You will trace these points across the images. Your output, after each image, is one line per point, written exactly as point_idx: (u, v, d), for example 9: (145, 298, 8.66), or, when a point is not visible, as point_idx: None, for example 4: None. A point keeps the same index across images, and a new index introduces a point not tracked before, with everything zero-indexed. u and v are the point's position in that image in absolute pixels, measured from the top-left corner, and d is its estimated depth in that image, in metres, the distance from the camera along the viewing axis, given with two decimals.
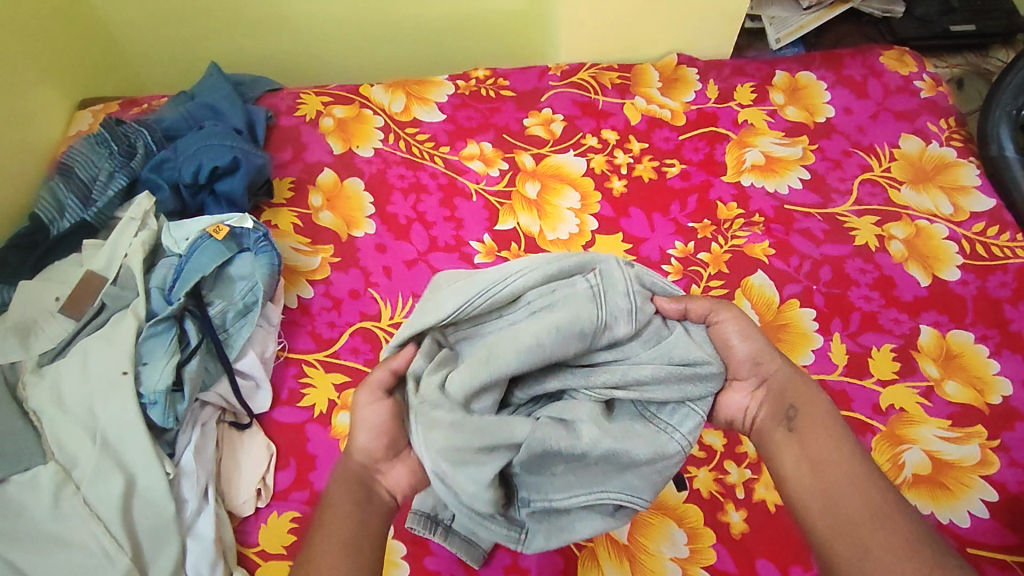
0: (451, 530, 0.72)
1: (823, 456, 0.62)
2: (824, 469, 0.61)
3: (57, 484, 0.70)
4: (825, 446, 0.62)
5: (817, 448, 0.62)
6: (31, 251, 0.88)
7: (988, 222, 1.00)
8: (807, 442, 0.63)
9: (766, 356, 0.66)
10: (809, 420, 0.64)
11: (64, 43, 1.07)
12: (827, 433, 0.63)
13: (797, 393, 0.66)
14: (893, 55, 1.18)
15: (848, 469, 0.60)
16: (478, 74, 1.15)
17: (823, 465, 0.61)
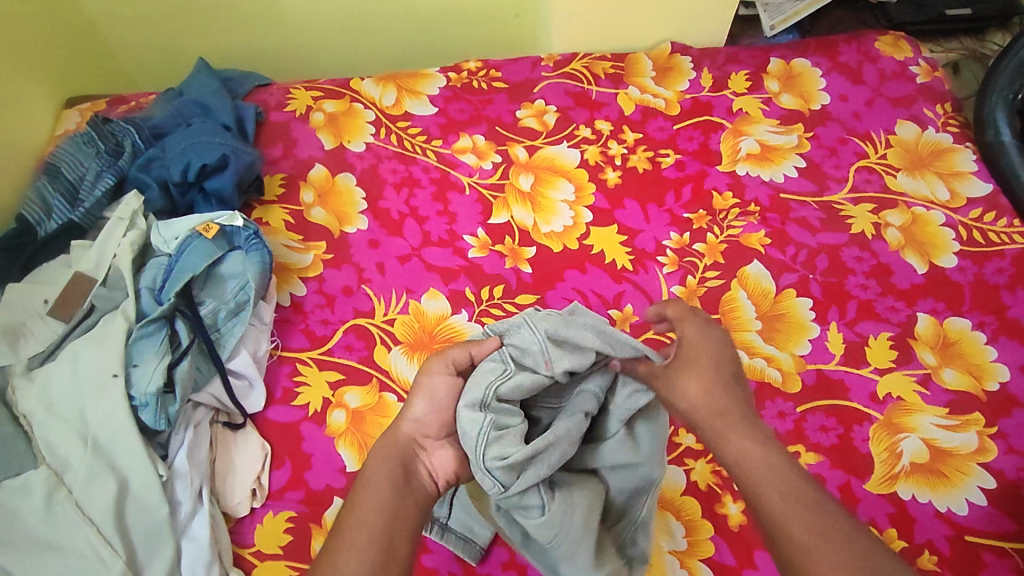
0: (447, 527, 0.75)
1: (747, 460, 0.61)
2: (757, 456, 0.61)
3: (49, 489, 0.70)
4: (752, 446, 0.62)
5: (743, 450, 0.62)
6: (19, 253, 0.87)
7: (985, 208, 0.99)
8: (727, 445, 0.63)
9: (703, 391, 0.66)
10: (728, 416, 0.65)
11: (50, 40, 1.06)
12: (746, 423, 0.64)
13: (709, 392, 0.66)
14: (888, 40, 1.17)
15: (773, 467, 0.60)
16: (470, 66, 1.14)
17: (750, 468, 0.61)
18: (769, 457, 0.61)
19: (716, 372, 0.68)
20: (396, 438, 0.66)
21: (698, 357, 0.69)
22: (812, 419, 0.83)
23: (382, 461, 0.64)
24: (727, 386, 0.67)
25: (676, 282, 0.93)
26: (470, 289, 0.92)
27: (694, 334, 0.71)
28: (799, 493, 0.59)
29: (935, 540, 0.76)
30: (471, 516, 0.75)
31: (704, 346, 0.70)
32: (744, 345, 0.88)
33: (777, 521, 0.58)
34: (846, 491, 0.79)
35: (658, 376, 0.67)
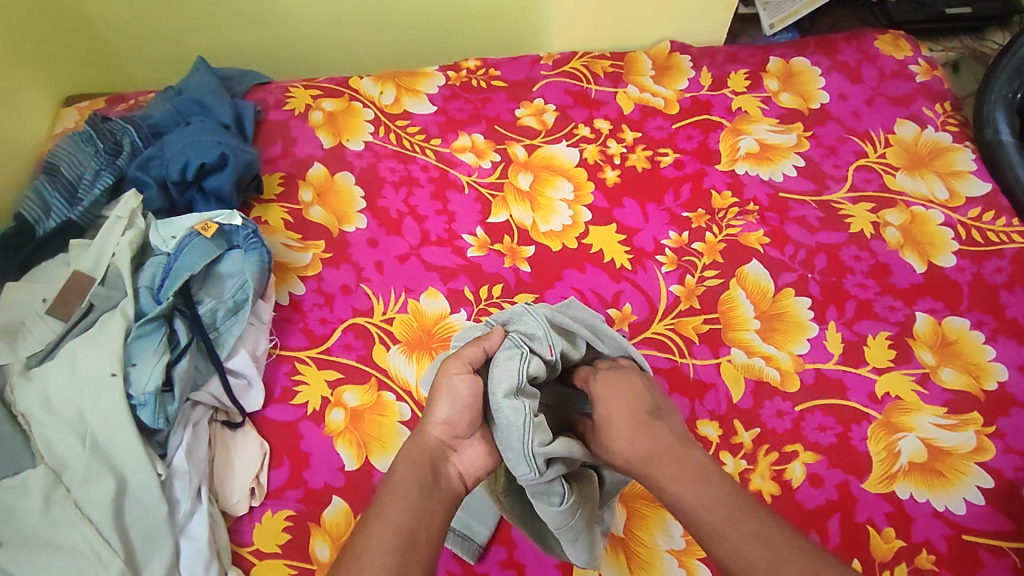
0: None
1: (688, 502, 0.62)
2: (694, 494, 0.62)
3: (47, 488, 0.70)
4: (689, 486, 0.63)
5: (680, 494, 0.63)
6: (17, 252, 0.87)
7: (983, 208, 0.99)
8: (667, 493, 0.63)
9: (630, 445, 0.67)
10: (656, 465, 0.65)
11: (49, 38, 1.06)
12: (678, 460, 0.65)
13: (630, 444, 0.67)
14: (888, 39, 1.17)
15: (712, 505, 0.61)
16: (469, 65, 1.14)
17: (695, 511, 0.61)
18: (704, 492, 0.62)
19: (626, 422, 0.68)
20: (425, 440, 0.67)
21: (617, 408, 0.69)
22: (810, 418, 0.83)
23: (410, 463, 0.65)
24: (642, 429, 0.68)
25: (675, 281, 0.93)
26: (469, 288, 0.92)
27: (603, 389, 0.71)
28: (744, 521, 0.59)
29: (932, 539, 0.76)
30: (470, 513, 0.76)
31: (612, 397, 0.70)
32: (742, 344, 0.88)
33: (733, 560, 0.58)
34: (844, 490, 0.79)
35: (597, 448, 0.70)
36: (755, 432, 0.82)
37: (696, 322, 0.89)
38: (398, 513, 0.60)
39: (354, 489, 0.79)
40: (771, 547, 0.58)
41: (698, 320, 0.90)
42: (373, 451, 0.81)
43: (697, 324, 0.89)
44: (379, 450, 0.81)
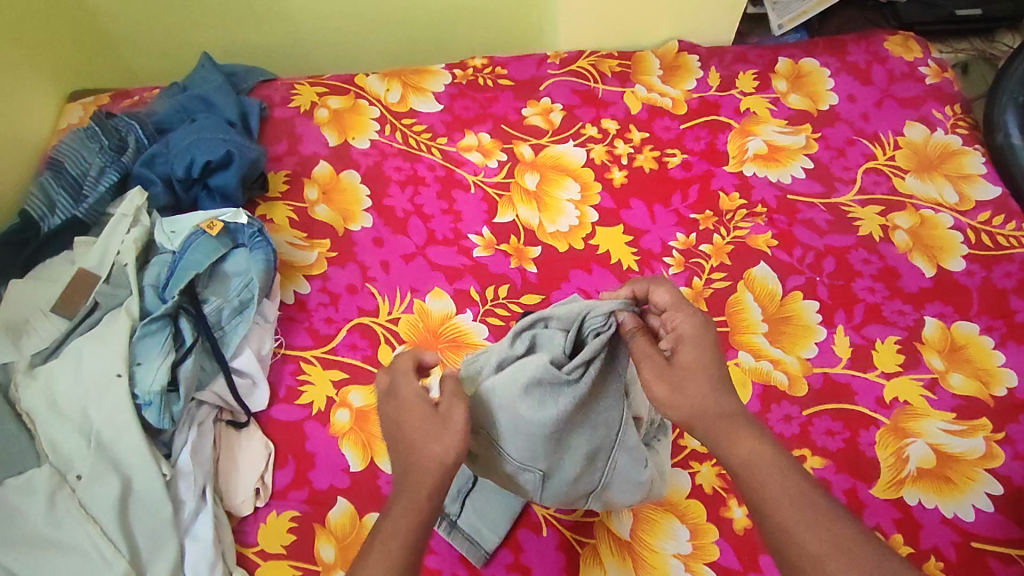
0: (455, 526, 0.75)
1: (759, 461, 0.57)
2: (756, 461, 0.57)
3: (52, 487, 0.69)
4: (765, 448, 0.58)
5: (752, 451, 0.58)
6: (23, 248, 0.86)
7: (993, 212, 0.98)
8: (736, 446, 0.58)
9: (696, 394, 0.61)
10: (726, 419, 0.60)
11: (54, 33, 1.05)
12: (751, 427, 0.59)
13: (704, 393, 0.61)
14: (898, 40, 1.16)
15: (784, 472, 0.57)
16: (475, 63, 1.13)
17: (764, 472, 0.57)
18: (777, 458, 0.58)
19: (710, 370, 0.62)
20: (427, 462, 0.58)
21: (705, 351, 0.63)
22: (818, 423, 0.83)
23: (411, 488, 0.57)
24: (722, 382, 0.62)
25: (682, 283, 0.92)
26: (475, 289, 0.92)
27: (693, 328, 0.64)
28: (812, 495, 0.55)
29: (940, 546, 0.75)
30: (480, 518, 0.75)
31: (701, 339, 0.63)
32: (750, 347, 0.87)
33: (791, 528, 0.54)
34: (852, 495, 0.78)
35: (659, 378, 0.62)
36: None
37: None
38: (400, 552, 0.55)
39: (359, 490, 0.78)
40: (837, 527, 0.53)
41: None
42: (378, 451, 0.80)
43: None
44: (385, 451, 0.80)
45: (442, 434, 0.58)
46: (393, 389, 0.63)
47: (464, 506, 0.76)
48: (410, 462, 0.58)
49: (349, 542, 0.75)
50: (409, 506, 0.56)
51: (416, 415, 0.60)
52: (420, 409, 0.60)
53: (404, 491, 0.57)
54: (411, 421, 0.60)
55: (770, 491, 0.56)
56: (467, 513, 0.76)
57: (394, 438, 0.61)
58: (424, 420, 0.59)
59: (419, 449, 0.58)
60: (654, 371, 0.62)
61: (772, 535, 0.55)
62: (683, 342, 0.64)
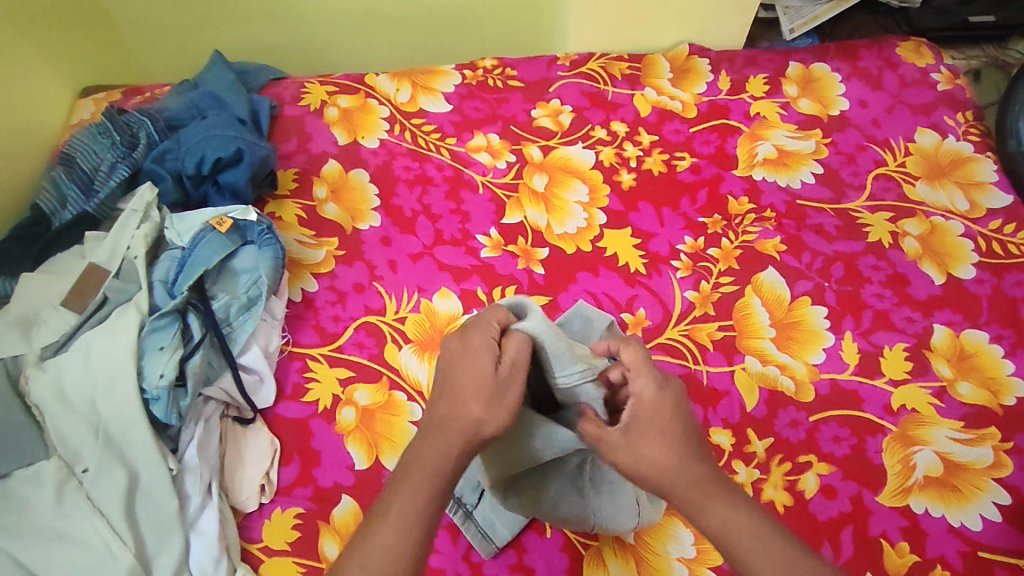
0: (471, 516, 0.76)
1: (735, 529, 0.57)
2: (733, 526, 0.58)
3: (59, 480, 0.70)
4: (739, 516, 0.58)
5: (727, 519, 0.58)
6: (34, 243, 0.87)
7: (1004, 220, 0.98)
8: (712, 516, 0.58)
9: (661, 465, 0.59)
10: (704, 487, 0.59)
11: (65, 28, 1.06)
12: (724, 490, 0.59)
13: (673, 464, 0.59)
14: (910, 46, 1.16)
15: (760, 529, 0.57)
16: (486, 64, 1.13)
17: (739, 538, 0.57)
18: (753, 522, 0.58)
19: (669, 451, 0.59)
20: (466, 423, 0.59)
21: (664, 418, 0.61)
22: (825, 429, 0.82)
23: (443, 445, 0.59)
24: (689, 447, 0.60)
25: (690, 286, 0.92)
26: (482, 289, 0.92)
27: (649, 390, 0.63)
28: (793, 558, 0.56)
29: (947, 555, 0.75)
30: (497, 514, 0.75)
31: (662, 400, 0.62)
32: (757, 352, 0.87)
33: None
34: (858, 503, 0.78)
35: (622, 449, 0.60)
36: (769, 441, 0.81)
37: (710, 329, 0.89)
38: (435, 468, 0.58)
39: (363, 488, 0.78)
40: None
41: (713, 327, 0.89)
42: (383, 449, 0.80)
43: (711, 331, 0.89)
44: (390, 450, 0.80)
45: (494, 398, 0.60)
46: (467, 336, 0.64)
47: (482, 498, 0.76)
48: (448, 417, 0.60)
49: None
50: (436, 460, 0.58)
51: (477, 369, 0.61)
52: (483, 365, 0.61)
53: (444, 421, 0.59)
54: (469, 370, 0.61)
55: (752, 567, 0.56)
56: (486, 506, 0.75)
57: (442, 383, 0.62)
58: (477, 375, 0.61)
59: (463, 400, 0.60)
60: (612, 439, 0.61)
61: None
62: (640, 407, 0.62)
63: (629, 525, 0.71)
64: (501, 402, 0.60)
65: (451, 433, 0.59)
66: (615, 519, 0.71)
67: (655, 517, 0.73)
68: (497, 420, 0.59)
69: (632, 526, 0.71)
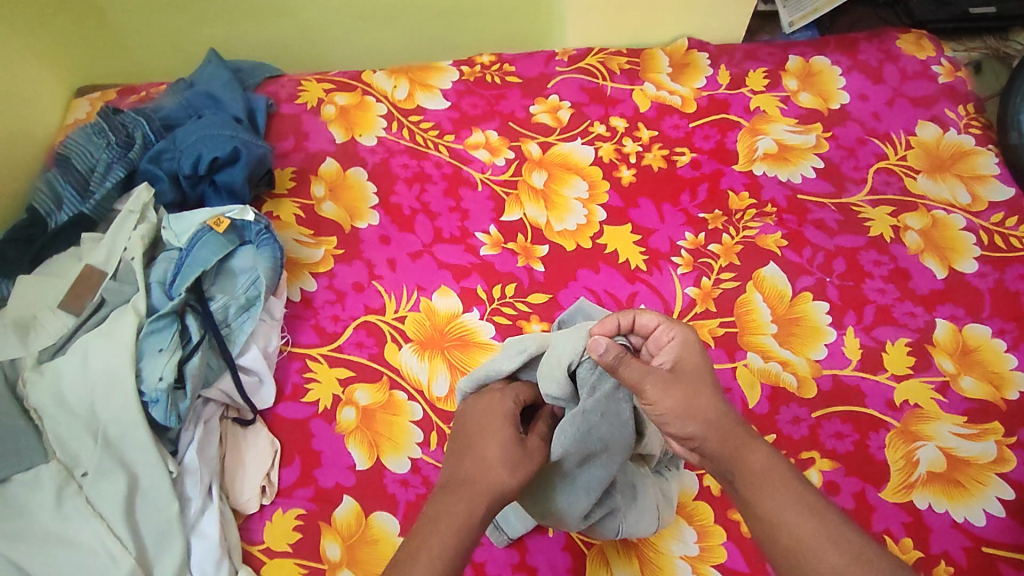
0: None
1: (768, 477, 0.58)
2: (766, 475, 0.58)
3: (59, 484, 0.70)
4: (767, 462, 0.59)
5: (761, 465, 0.59)
6: (30, 245, 0.87)
7: (1006, 213, 0.97)
8: (747, 460, 0.59)
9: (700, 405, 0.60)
10: (741, 433, 0.61)
11: (59, 28, 1.05)
12: (753, 439, 0.61)
13: (709, 403, 0.61)
14: (910, 38, 1.15)
15: (790, 481, 0.58)
16: (484, 60, 1.12)
17: (767, 485, 0.58)
18: (785, 477, 0.58)
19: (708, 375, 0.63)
20: (491, 484, 0.59)
21: (699, 362, 0.64)
22: (827, 425, 0.82)
23: (471, 502, 0.58)
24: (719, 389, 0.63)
25: (691, 282, 0.92)
26: (482, 287, 0.91)
27: (685, 336, 0.65)
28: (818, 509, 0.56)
29: (951, 550, 0.75)
30: (512, 507, 0.74)
31: (695, 350, 0.64)
32: (759, 348, 0.87)
33: (800, 542, 0.55)
34: (861, 499, 0.78)
35: (668, 393, 0.61)
36: (771, 438, 0.81)
37: (712, 326, 0.88)
38: (466, 524, 0.57)
39: (365, 489, 0.78)
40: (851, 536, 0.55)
41: (714, 323, 0.89)
42: (385, 450, 0.80)
43: (713, 327, 0.88)
44: (391, 450, 0.80)
45: (520, 461, 0.61)
46: (491, 399, 0.66)
47: None
48: (474, 476, 0.59)
49: (356, 541, 0.75)
50: (463, 520, 0.57)
51: (502, 433, 0.62)
52: (508, 432, 0.62)
53: (472, 482, 0.59)
54: (496, 432, 0.62)
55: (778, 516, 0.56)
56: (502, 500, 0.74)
57: (465, 445, 0.63)
58: (507, 436, 0.62)
59: (491, 457, 0.60)
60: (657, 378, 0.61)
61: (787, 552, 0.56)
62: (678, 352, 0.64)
63: (651, 529, 0.72)
64: (525, 468, 0.61)
65: (480, 492, 0.58)
66: (638, 524, 0.71)
67: (668, 516, 0.74)
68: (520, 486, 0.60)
69: (654, 529, 0.72)
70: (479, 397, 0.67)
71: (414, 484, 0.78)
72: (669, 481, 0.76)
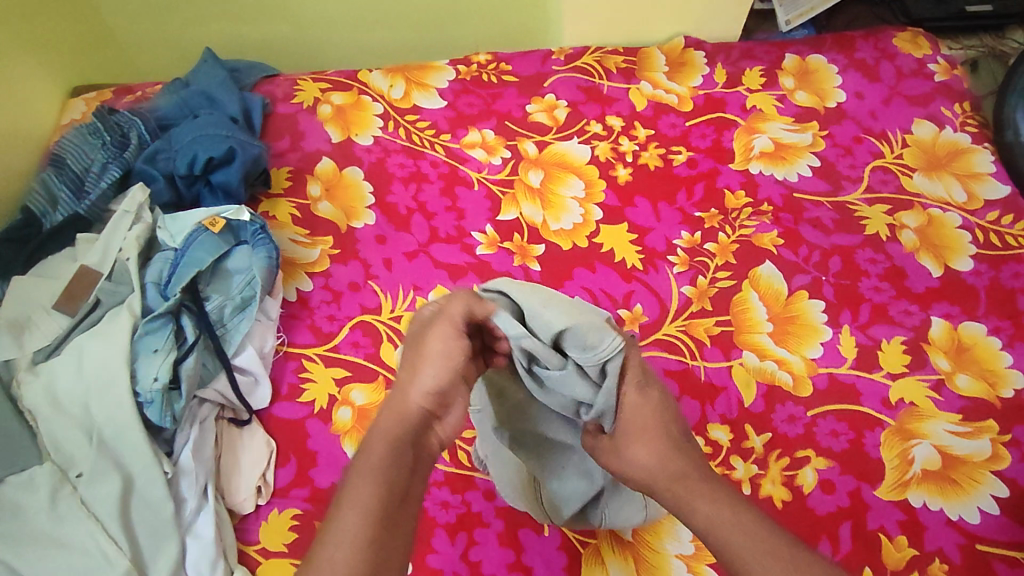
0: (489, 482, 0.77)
1: (720, 524, 0.58)
2: (719, 524, 0.59)
3: (54, 485, 0.70)
4: (720, 509, 0.59)
5: (712, 514, 0.59)
6: (25, 245, 0.87)
7: (1002, 211, 0.97)
8: (696, 512, 0.60)
9: (645, 464, 0.64)
10: (692, 481, 0.62)
11: (54, 28, 1.05)
12: (709, 485, 0.62)
13: (655, 462, 0.64)
14: (907, 37, 1.15)
15: (744, 521, 0.58)
16: (480, 59, 1.12)
17: (721, 533, 0.58)
18: (738, 517, 0.58)
19: (658, 436, 0.65)
20: (398, 400, 0.62)
21: (648, 418, 0.66)
22: (823, 424, 0.82)
23: (385, 428, 0.60)
24: (673, 444, 0.65)
25: (686, 281, 0.92)
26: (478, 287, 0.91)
27: (632, 396, 0.66)
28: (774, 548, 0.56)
29: (945, 548, 0.75)
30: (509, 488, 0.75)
31: (643, 407, 0.66)
32: (755, 347, 0.87)
33: None
34: (856, 497, 0.78)
35: (613, 456, 0.66)
36: (767, 436, 0.81)
37: (708, 324, 0.88)
38: (384, 439, 0.59)
39: None
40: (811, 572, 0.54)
41: (710, 322, 0.89)
42: None
43: (709, 326, 0.88)
44: None
45: (414, 366, 0.62)
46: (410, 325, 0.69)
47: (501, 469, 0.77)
48: (392, 399, 0.63)
49: None
50: (384, 432, 0.60)
51: (406, 344, 0.65)
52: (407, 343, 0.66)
53: (388, 407, 0.62)
54: (404, 349, 0.66)
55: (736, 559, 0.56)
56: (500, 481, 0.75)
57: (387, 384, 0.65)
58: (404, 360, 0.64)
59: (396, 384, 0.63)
60: (604, 447, 0.67)
61: None
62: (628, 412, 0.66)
63: (636, 519, 0.73)
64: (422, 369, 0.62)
65: (392, 412, 0.61)
66: (622, 512, 0.73)
67: (663, 511, 0.74)
68: (423, 379, 0.62)
69: (641, 521, 0.73)
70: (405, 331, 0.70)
71: None
72: None
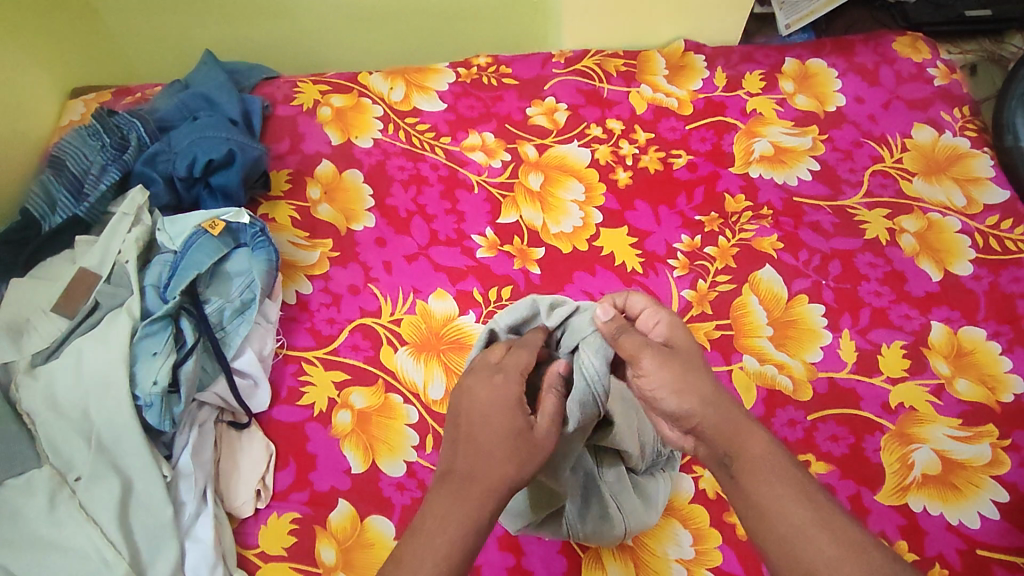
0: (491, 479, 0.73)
1: (769, 461, 0.57)
2: (767, 461, 0.57)
3: (52, 488, 0.70)
4: (769, 449, 0.58)
5: (760, 449, 0.58)
6: (23, 248, 0.85)
7: (1001, 216, 0.98)
8: (750, 442, 0.58)
9: (702, 386, 0.60)
10: (743, 416, 0.60)
11: (54, 30, 1.05)
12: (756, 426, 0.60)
13: (710, 383, 0.60)
14: (906, 41, 1.15)
15: (788, 466, 0.57)
16: (480, 62, 1.12)
17: (770, 470, 0.56)
18: (783, 460, 0.57)
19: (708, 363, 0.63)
20: (496, 478, 0.57)
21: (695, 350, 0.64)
22: (823, 428, 0.82)
23: (472, 500, 0.56)
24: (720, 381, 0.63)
25: (687, 285, 0.92)
26: (478, 290, 0.91)
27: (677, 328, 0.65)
28: (814, 497, 0.55)
29: (946, 553, 0.75)
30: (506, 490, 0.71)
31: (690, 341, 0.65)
32: (755, 351, 0.87)
33: (802, 529, 0.53)
34: (856, 502, 0.78)
35: (661, 362, 0.61)
36: None
37: (708, 328, 0.88)
38: (471, 506, 0.56)
39: (359, 493, 0.78)
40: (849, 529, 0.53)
41: (710, 326, 0.89)
42: (380, 454, 0.80)
43: (708, 330, 0.88)
44: (386, 454, 0.80)
45: (529, 457, 0.59)
46: (500, 385, 0.62)
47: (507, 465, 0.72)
48: (478, 468, 0.58)
49: (350, 545, 0.75)
50: (473, 510, 0.56)
51: (510, 424, 0.60)
52: (517, 420, 0.60)
53: (481, 466, 0.58)
54: (503, 420, 0.60)
55: (769, 504, 0.55)
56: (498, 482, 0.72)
57: (470, 434, 0.60)
58: (512, 432, 0.60)
59: (501, 457, 0.58)
60: (654, 354, 0.61)
61: (779, 535, 0.54)
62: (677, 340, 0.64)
63: (616, 533, 0.71)
64: (533, 461, 0.59)
65: (484, 485, 0.57)
66: (603, 526, 0.72)
67: (649, 519, 0.74)
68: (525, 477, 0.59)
69: (620, 535, 0.72)
70: (486, 382, 0.63)
71: (409, 488, 0.78)
72: (656, 484, 0.75)
